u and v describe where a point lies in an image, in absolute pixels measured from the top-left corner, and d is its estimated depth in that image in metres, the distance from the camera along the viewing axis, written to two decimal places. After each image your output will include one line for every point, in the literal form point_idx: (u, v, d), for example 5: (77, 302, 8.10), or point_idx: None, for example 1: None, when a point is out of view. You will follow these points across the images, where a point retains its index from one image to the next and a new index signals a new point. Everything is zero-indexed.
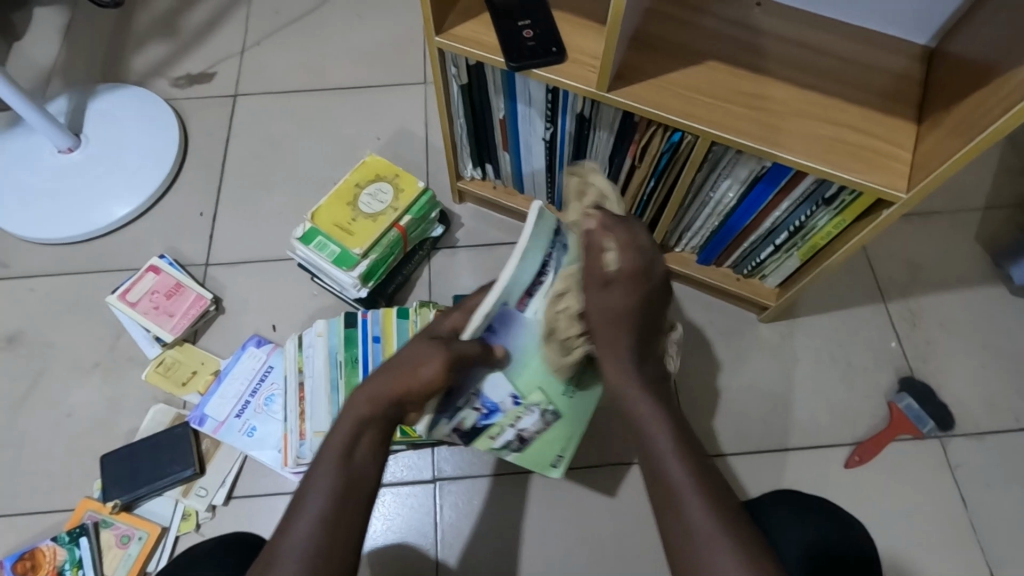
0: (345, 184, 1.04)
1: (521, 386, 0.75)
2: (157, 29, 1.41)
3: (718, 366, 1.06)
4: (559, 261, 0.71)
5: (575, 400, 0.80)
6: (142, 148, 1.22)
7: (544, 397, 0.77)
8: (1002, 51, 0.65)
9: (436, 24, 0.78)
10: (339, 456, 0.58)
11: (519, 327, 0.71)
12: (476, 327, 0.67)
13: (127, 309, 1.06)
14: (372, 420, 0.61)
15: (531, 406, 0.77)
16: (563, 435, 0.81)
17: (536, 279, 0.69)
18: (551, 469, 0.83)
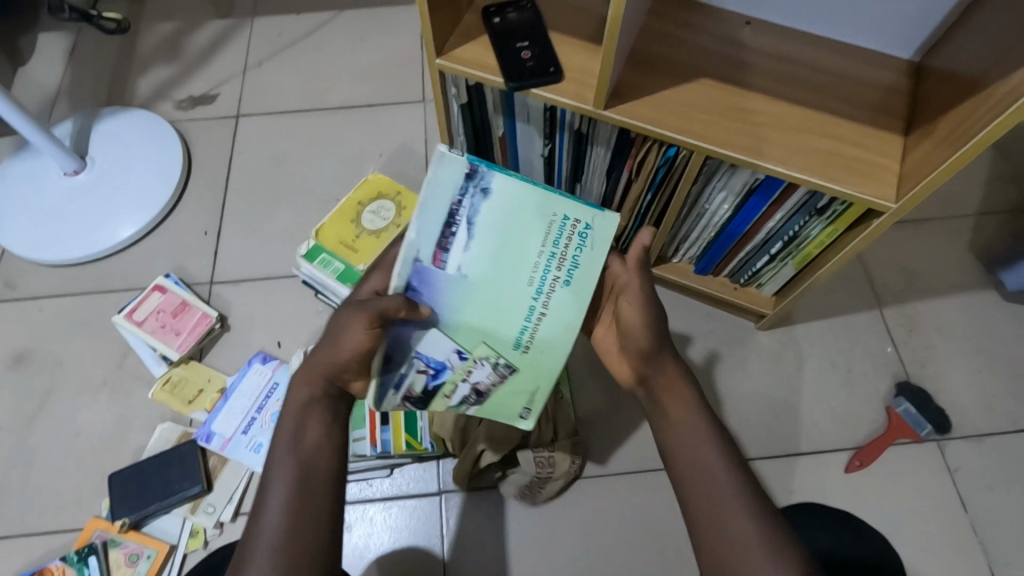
0: (349, 201, 1.06)
1: (464, 338, 0.69)
2: (161, 53, 1.43)
3: (718, 374, 1.08)
4: (473, 208, 0.69)
5: (535, 353, 0.70)
6: (147, 169, 1.24)
7: (491, 347, 0.69)
8: (984, 65, 0.67)
9: (437, 46, 0.81)
10: (291, 442, 0.62)
11: (442, 279, 0.68)
12: (398, 284, 0.67)
13: (133, 329, 1.07)
14: (316, 400, 0.65)
15: (479, 358, 0.69)
16: (525, 387, 0.70)
17: (444, 228, 0.68)
18: (519, 420, 0.71)
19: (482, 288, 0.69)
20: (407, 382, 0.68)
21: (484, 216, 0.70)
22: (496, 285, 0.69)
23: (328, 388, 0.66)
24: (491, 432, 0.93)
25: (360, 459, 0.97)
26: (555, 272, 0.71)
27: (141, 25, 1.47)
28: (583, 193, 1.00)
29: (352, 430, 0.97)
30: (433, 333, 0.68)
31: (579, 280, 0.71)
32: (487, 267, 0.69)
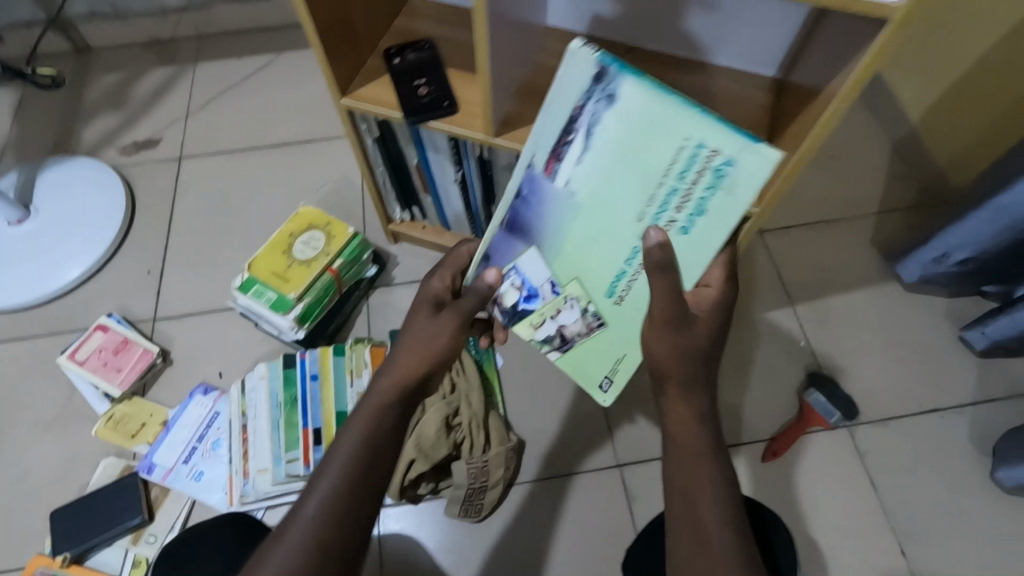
0: (280, 234, 1.11)
1: (558, 273, 0.76)
2: (106, 102, 1.49)
3: (643, 377, 1.14)
4: (595, 113, 0.64)
5: (627, 307, 0.75)
6: (91, 214, 1.29)
7: (584, 289, 0.76)
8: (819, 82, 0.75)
9: (341, 88, 0.88)
10: (365, 428, 0.61)
11: (551, 198, 0.71)
12: (500, 219, 0.75)
13: (76, 369, 1.10)
14: (395, 397, 0.65)
15: (569, 298, 0.76)
16: (614, 350, 0.77)
17: (561, 134, 0.67)
18: (599, 392, 0.79)
19: (587, 215, 0.71)
20: (504, 289, 0.78)
21: (609, 125, 0.65)
22: (600, 201, 0.70)
23: (414, 379, 0.67)
24: (421, 442, 0.97)
25: (295, 482, 0.98)
26: (673, 213, 0.68)
27: (86, 76, 1.53)
28: None
29: (285, 453, 0.99)
30: (531, 258, 0.76)
31: (699, 228, 0.68)
32: (596, 186, 0.69)
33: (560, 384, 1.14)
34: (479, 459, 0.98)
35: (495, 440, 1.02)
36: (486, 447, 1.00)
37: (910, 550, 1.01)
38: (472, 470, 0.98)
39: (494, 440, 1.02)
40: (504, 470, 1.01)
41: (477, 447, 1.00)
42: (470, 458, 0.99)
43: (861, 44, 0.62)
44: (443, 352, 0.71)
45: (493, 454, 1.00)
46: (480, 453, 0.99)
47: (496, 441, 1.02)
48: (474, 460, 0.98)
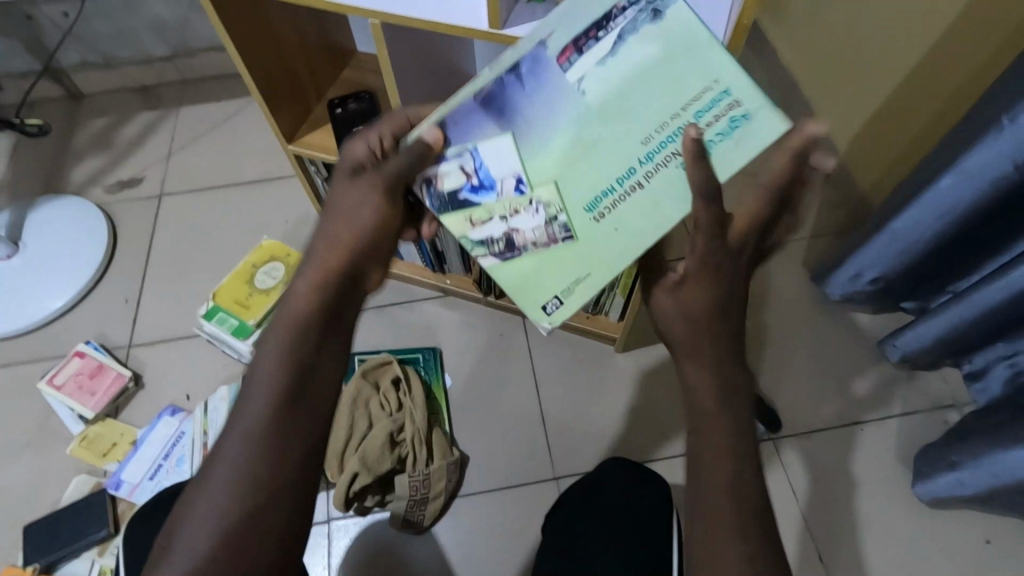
0: (243, 265, 1.21)
1: (530, 170, 0.59)
2: (95, 144, 1.61)
3: (581, 395, 1.22)
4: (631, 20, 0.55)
5: (605, 227, 0.59)
6: (75, 249, 1.39)
7: (558, 193, 0.59)
8: None
9: (287, 135, 0.98)
10: (271, 371, 0.51)
11: (552, 87, 0.57)
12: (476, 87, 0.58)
13: (54, 392, 1.19)
14: (310, 315, 0.55)
15: (536, 200, 0.59)
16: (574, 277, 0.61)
17: (591, 27, 0.55)
18: (542, 316, 0.62)
19: (585, 120, 0.57)
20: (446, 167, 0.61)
21: (641, 41, 0.55)
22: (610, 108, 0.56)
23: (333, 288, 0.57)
24: (366, 457, 1.03)
25: None
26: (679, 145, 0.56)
27: (77, 121, 1.65)
28: (444, 244, 1.16)
29: None
30: (499, 144, 0.59)
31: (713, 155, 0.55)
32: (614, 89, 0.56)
33: (503, 402, 1.21)
34: (419, 474, 1.05)
35: (436, 455, 1.08)
36: (427, 462, 1.07)
37: (827, 556, 1.07)
38: (413, 484, 1.05)
39: (436, 455, 1.08)
40: (443, 485, 1.08)
41: (419, 463, 1.06)
42: (411, 472, 1.05)
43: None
44: (371, 251, 0.61)
45: (433, 468, 1.07)
46: (422, 468, 1.06)
47: (437, 457, 1.08)
48: (414, 474, 1.05)
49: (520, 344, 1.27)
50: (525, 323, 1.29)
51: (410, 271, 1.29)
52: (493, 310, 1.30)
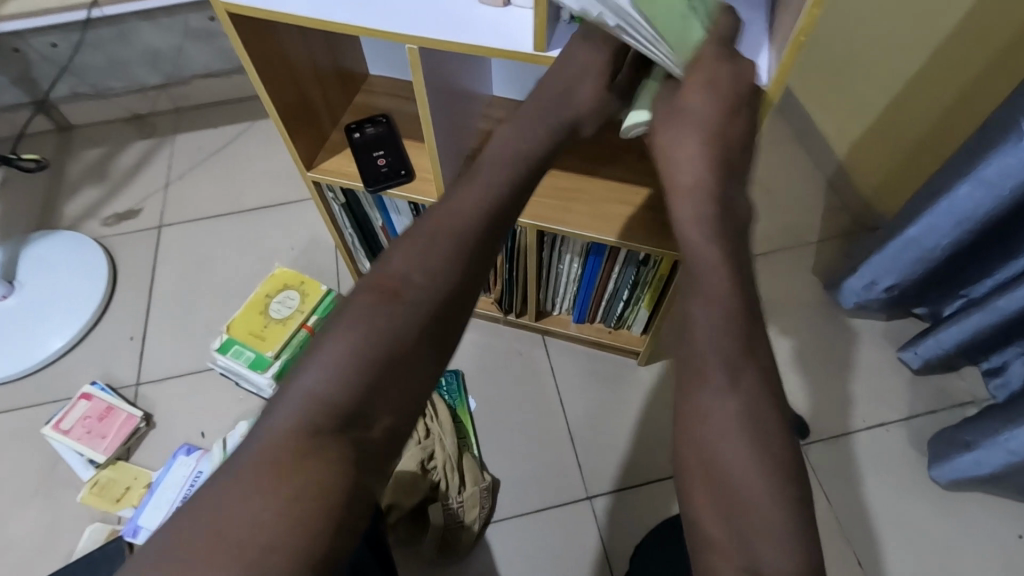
0: (256, 295, 1.18)
1: None
2: (88, 176, 1.57)
3: (607, 411, 1.20)
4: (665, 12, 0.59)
5: None
6: (75, 286, 1.34)
7: None
8: None
9: (307, 162, 0.96)
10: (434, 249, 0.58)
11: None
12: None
13: (61, 438, 1.14)
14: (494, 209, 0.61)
15: None
16: None
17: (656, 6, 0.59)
18: None
19: None
20: None
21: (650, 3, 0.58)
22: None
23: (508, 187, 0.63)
24: (400, 482, 1.04)
25: None
26: None
27: (68, 154, 1.60)
28: None
29: None
30: None
31: None
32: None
33: (529, 423, 1.19)
34: (453, 497, 1.04)
35: (469, 478, 1.07)
36: (462, 486, 1.06)
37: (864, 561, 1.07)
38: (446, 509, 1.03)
39: (469, 479, 1.07)
40: (477, 507, 1.05)
41: (452, 485, 1.05)
42: (445, 497, 1.04)
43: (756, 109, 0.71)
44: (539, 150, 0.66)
45: (467, 490, 1.06)
46: (456, 491, 1.05)
47: (471, 479, 1.07)
48: (448, 497, 1.04)
49: (541, 362, 1.25)
50: (545, 339, 1.27)
51: None
52: (512, 329, 1.28)
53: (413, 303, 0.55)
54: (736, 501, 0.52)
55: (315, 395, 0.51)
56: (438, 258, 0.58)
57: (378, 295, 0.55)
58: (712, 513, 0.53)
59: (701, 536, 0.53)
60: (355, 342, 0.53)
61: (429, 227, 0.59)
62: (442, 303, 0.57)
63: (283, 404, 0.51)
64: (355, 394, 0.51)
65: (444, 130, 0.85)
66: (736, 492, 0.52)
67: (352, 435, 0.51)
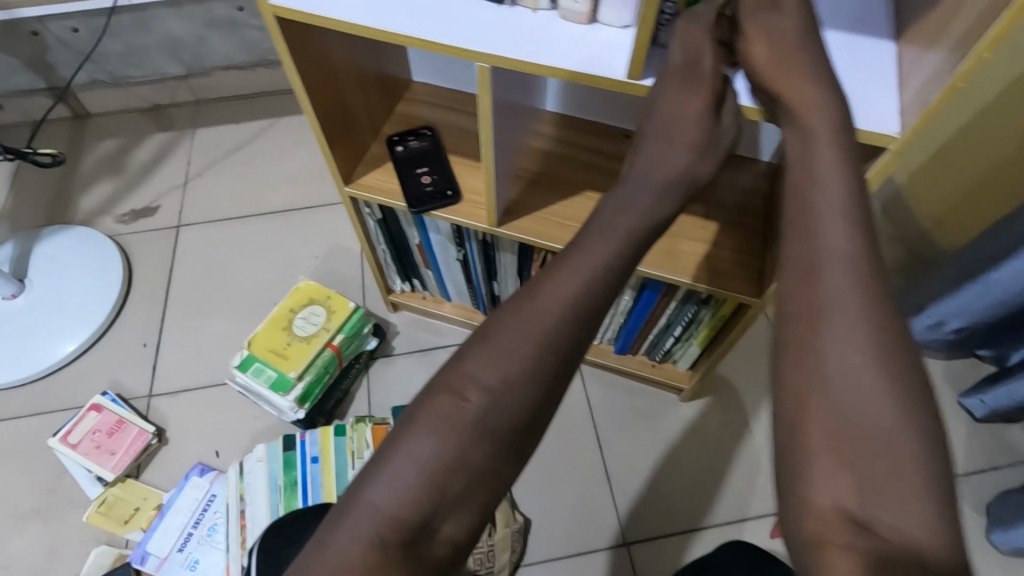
0: (280, 310, 1.11)
1: None
2: (104, 170, 1.50)
3: (646, 450, 1.12)
4: None
5: None
6: (86, 287, 1.28)
7: None
8: None
9: (345, 176, 0.89)
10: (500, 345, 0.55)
11: None
12: None
13: (68, 452, 1.08)
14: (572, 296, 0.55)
15: None
16: None
17: None
18: None
19: None
20: None
21: None
22: None
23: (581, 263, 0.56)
24: None
25: None
26: None
27: (84, 145, 1.53)
28: (501, 288, 1.07)
29: None
30: None
31: None
32: None
33: (563, 458, 1.12)
34: (484, 546, 0.97)
35: (500, 520, 0.99)
36: (491, 531, 0.98)
37: None
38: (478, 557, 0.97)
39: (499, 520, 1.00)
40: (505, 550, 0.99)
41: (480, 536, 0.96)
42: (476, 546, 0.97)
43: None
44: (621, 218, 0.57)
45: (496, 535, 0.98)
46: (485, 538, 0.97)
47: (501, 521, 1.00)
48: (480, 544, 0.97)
49: (577, 393, 1.18)
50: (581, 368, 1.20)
51: (455, 313, 1.19)
52: None
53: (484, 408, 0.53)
54: (857, 463, 0.45)
55: (383, 510, 0.50)
56: (503, 356, 0.54)
57: (450, 399, 0.53)
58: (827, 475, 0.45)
59: (810, 505, 0.46)
60: (421, 453, 0.52)
61: (502, 322, 0.56)
62: (517, 405, 0.53)
63: (352, 516, 0.50)
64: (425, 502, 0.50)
65: (500, 151, 0.78)
66: (853, 447, 0.45)
67: (424, 538, 0.50)
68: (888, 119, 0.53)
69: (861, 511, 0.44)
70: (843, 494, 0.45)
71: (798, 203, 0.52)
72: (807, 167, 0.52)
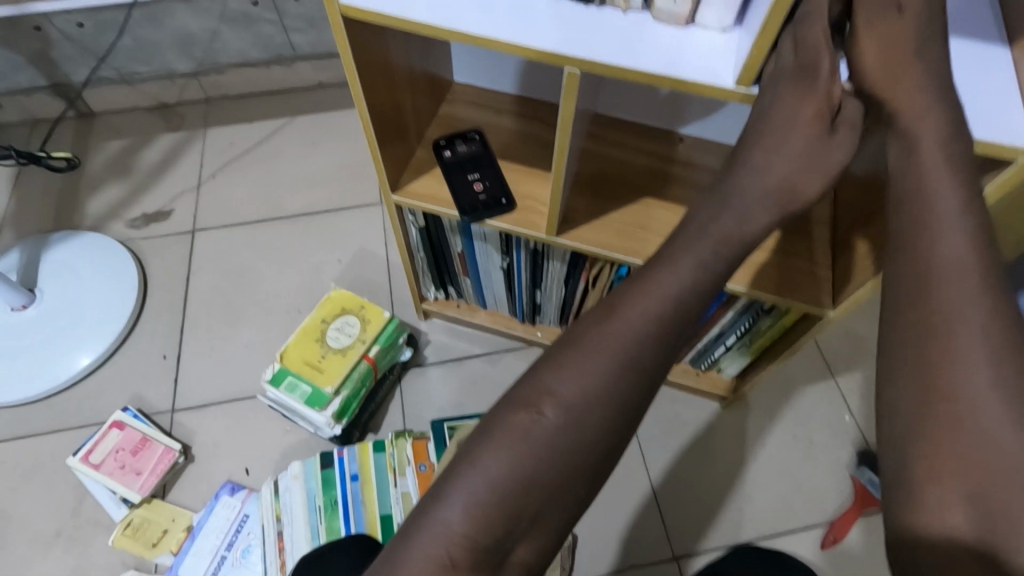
0: (312, 321, 1.06)
1: None
2: (112, 172, 1.43)
3: (689, 460, 1.11)
4: None
5: None
6: (100, 296, 1.22)
7: None
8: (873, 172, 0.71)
9: (392, 184, 0.85)
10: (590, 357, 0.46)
11: None
12: None
13: (90, 472, 1.03)
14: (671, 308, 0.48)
15: None
16: None
17: None
18: None
19: None
20: None
21: None
22: None
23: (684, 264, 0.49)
24: None
25: None
26: None
27: (89, 145, 1.47)
28: (544, 297, 1.03)
29: None
30: None
31: None
32: None
33: None
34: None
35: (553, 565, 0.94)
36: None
37: None
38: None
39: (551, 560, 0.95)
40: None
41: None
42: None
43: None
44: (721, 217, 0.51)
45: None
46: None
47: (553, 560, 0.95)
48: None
49: None
50: None
51: (491, 321, 1.15)
52: None
53: (544, 434, 0.44)
54: (982, 492, 0.37)
55: (451, 529, 0.42)
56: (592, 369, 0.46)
57: (526, 415, 0.45)
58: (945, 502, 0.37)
59: (918, 530, 0.38)
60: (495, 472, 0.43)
61: (582, 335, 0.47)
62: (590, 438, 0.45)
63: (407, 561, 0.43)
64: (483, 550, 0.42)
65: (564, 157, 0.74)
66: (977, 464, 0.38)
67: None
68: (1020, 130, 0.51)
69: (1002, 538, 0.36)
70: (962, 520, 0.37)
71: (914, 194, 0.45)
72: (922, 169, 0.46)
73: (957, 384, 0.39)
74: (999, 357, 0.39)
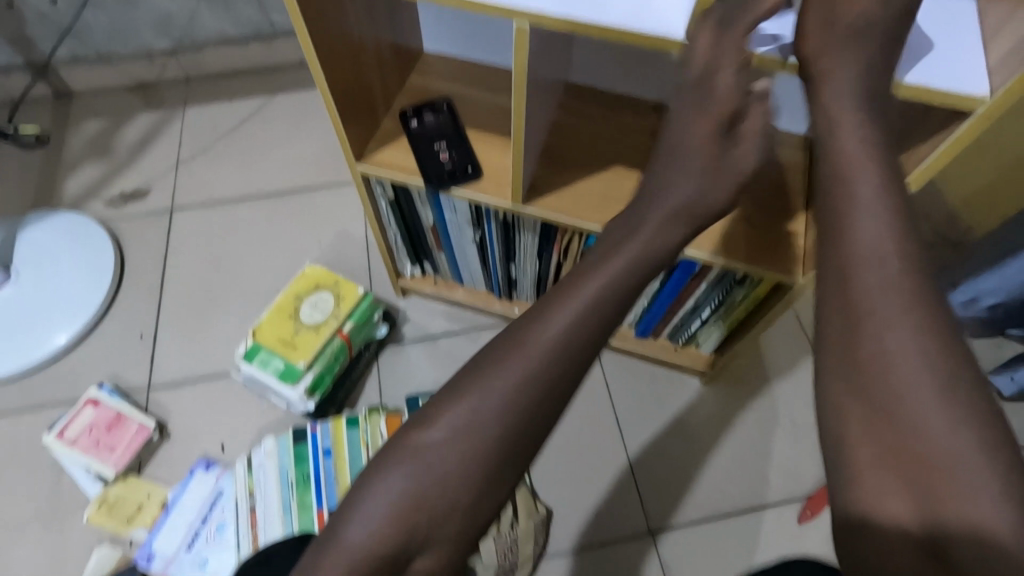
0: (285, 297, 1.05)
1: None
2: (91, 152, 1.42)
3: (667, 436, 1.10)
4: None
5: None
6: (76, 276, 1.21)
7: None
8: None
9: (356, 153, 0.83)
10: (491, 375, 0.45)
11: None
12: None
13: (65, 449, 1.02)
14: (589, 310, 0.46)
15: None
16: None
17: None
18: None
19: None
20: None
21: None
22: None
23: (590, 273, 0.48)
24: None
25: None
26: None
27: (67, 125, 1.45)
28: (518, 271, 1.02)
29: None
30: None
31: None
32: None
33: (584, 446, 1.09)
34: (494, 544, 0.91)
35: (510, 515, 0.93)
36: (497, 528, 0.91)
37: None
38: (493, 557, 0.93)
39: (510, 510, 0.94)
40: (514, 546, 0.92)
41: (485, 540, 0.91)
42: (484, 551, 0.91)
43: (931, 121, 0.60)
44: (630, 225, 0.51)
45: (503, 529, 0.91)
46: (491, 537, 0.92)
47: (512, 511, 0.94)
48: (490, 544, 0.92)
49: (597, 379, 1.14)
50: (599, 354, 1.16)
51: (469, 298, 1.14)
52: None
53: (473, 420, 0.44)
54: (920, 472, 0.35)
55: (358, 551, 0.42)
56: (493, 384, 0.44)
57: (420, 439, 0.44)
58: (885, 490, 0.35)
59: (865, 522, 0.36)
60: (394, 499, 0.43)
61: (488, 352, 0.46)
62: (496, 449, 0.43)
63: None
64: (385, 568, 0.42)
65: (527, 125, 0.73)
66: (903, 450, 0.35)
67: None
68: (972, 82, 0.49)
69: (947, 528, 0.33)
70: (900, 511, 0.35)
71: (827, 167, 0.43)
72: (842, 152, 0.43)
73: (879, 370, 0.37)
74: (921, 325, 0.37)
